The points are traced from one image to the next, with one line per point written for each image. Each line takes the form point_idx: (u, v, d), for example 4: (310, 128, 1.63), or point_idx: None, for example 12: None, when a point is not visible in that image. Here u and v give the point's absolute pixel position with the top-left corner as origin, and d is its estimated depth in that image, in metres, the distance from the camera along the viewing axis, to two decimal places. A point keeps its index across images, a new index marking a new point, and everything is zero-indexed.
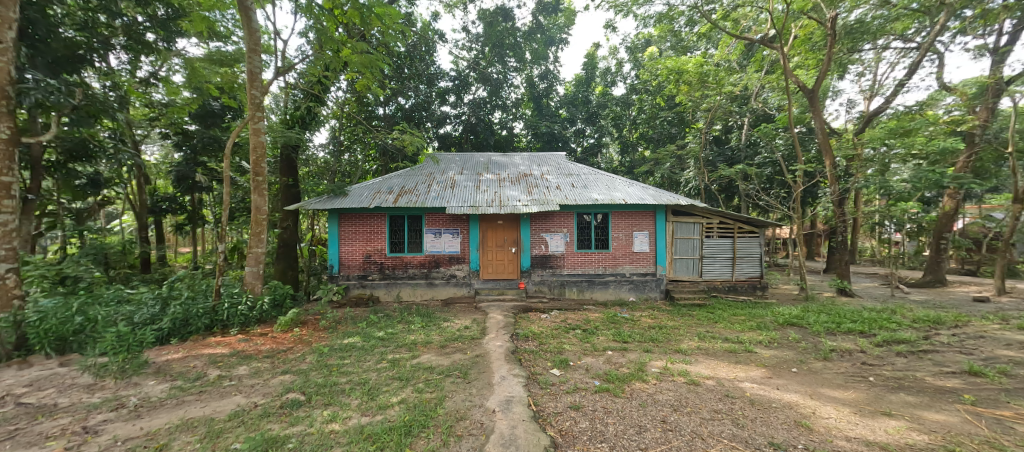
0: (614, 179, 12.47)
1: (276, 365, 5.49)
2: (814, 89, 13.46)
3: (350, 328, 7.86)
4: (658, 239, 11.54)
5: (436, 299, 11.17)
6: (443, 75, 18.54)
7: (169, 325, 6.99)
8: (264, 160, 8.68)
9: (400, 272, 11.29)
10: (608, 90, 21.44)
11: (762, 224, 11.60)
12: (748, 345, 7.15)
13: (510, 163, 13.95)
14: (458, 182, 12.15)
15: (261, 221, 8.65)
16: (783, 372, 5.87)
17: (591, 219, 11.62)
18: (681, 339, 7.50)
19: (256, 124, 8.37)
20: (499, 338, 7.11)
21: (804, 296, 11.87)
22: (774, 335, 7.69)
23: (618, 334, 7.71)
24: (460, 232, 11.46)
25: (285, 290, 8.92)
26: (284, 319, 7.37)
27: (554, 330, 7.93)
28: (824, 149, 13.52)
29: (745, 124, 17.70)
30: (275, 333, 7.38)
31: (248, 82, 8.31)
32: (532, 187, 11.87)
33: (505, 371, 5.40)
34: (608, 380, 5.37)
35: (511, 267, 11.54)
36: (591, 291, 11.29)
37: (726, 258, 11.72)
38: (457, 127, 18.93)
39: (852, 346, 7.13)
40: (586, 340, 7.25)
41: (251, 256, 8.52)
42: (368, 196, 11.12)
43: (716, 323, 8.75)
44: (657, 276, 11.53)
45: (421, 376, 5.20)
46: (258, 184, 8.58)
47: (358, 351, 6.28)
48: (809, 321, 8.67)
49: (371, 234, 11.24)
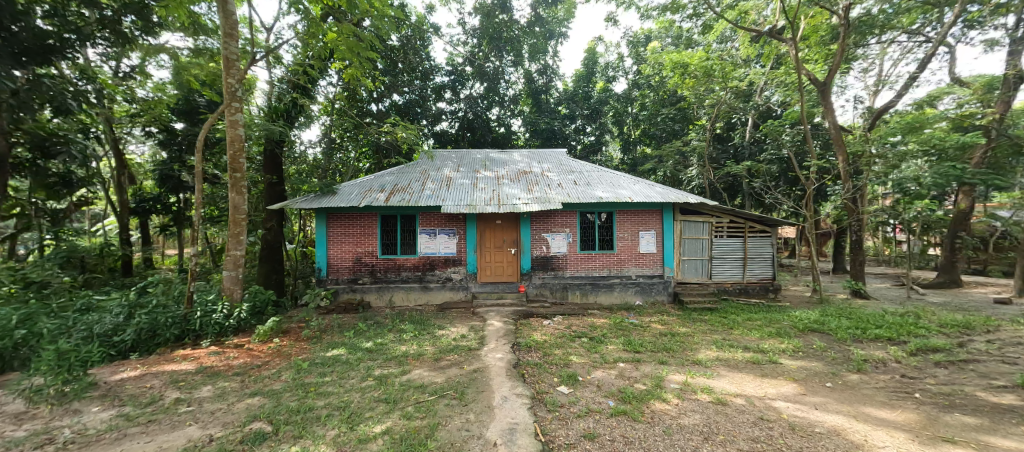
0: (619, 176, 11.85)
1: (245, 385, 4.82)
2: (826, 83, 12.86)
3: (336, 338, 7.20)
4: (665, 239, 10.93)
5: (431, 304, 10.51)
6: (439, 70, 17.88)
7: (133, 336, 6.33)
8: (243, 155, 7.98)
9: (393, 275, 10.62)
10: (609, 86, 20.85)
11: (775, 223, 11.02)
12: (771, 355, 6.54)
13: (509, 159, 13.31)
14: (454, 180, 11.49)
15: (241, 221, 8.01)
16: (817, 388, 5.26)
17: (595, 218, 11.00)
18: (697, 348, 6.90)
19: (232, 115, 7.70)
20: (499, 349, 6.47)
21: (818, 299, 11.31)
22: (797, 343, 7.12)
23: (629, 343, 7.10)
24: (456, 233, 10.81)
25: (267, 296, 8.26)
26: (262, 329, 6.68)
27: (558, 338, 7.31)
28: (837, 145, 12.97)
29: (751, 120, 17.18)
30: (251, 344, 6.70)
31: (224, 71, 7.64)
32: (532, 185, 11.23)
33: (507, 390, 4.77)
34: (623, 400, 4.74)
35: (511, 270, 10.91)
36: (595, 295, 10.67)
37: (736, 259, 11.15)
38: (454, 124, 18.45)
39: (884, 355, 6.53)
40: (594, 351, 6.63)
41: (229, 260, 7.88)
42: (358, 195, 10.44)
43: (732, 329, 8.14)
44: (664, 278, 10.93)
45: (411, 397, 4.56)
46: (237, 181, 7.93)
47: (342, 366, 5.62)
48: (832, 326, 8.08)
49: (362, 235, 10.57)
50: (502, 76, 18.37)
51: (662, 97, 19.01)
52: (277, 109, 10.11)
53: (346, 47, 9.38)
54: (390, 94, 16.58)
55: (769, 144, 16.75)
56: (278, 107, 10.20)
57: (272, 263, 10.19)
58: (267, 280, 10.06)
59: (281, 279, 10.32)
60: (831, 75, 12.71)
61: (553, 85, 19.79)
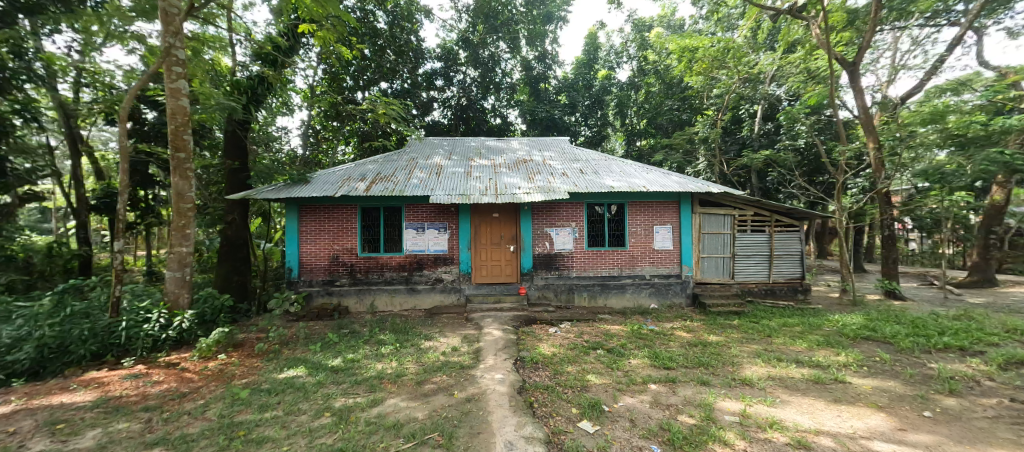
0: (629, 165, 10.60)
1: (149, 429, 3.53)
2: (855, 62, 11.66)
3: (298, 354, 5.87)
4: (683, 235, 9.71)
5: (418, 309, 9.22)
6: (430, 56, 16.58)
7: (30, 356, 5.07)
8: (187, 132, 6.64)
9: (375, 276, 9.30)
10: (611, 74, 19.63)
11: (804, 216, 9.87)
12: (831, 371, 5.34)
13: (507, 147, 12.04)
14: (445, 168, 10.20)
15: (187, 211, 6.71)
16: (912, 419, 4.08)
17: (603, 210, 9.73)
18: (738, 361, 5.67)
19: (173, 83, 6.38)
20: (500, 366, 5.19)
21: (852, 300, 10.16)
22: (856, 355, 5.94)
23: (657, 356, 5.87)
24: (448, 228, 9.51)
25: (220, 302, 6.94)
26: (203, 343, 5.39)
27: (570, 351, 6.06)
28: (867, 129, 11.84)
29: (760, 111, 16.05)
30: (188, 363, 5.39)
31: (160, 24, 6.29)
32: (533, 174, 9.97)
33: (513, 432, 3.52)
34: (669, 444, 3.52)
35: (510, 270, 9.64)
36: (605, 297, 9.47)
37: (762, 257, 9.96)
38: (446, 113, 17.25)
39: (971, 370, 5.35)
40: (615, 368, 5.40)
41: (172, 258, 6.61)
42: (335, 184, 9.12)
43: (771, 337, 6.93)
44: (682, 278, 9.71)
45: (378, 446, 3.30)
46: (180, 163, 6.60)
47: (295, 393, 4.31)
48: (888, 333, 6.92)
49: (339, 231, 9.25)
50: (497, 62, 17.09)
51: (669, 84, 17.82)
52: (240, 82, 8.68)
53: (312, 6, 7.97)
54: (379, 82, 15.40)
55: (783, 134, 15.64)
56: (240, 82, 8.64)
57: (233, 262, 8.71)
58: (227, 282, 8.57)
59: (244, 280, 8.81)
60: (861, 53, 11.48)
61: (552, 72, 18.51)
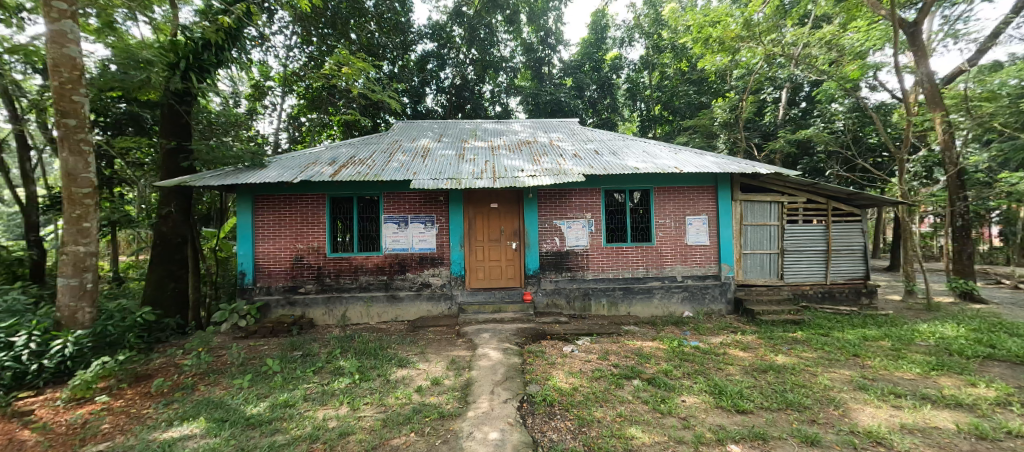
0: (653, 144, 8.87)
1: None
2: (916, 23, 9.79)
3: (216, 392, 4.22)
4: (722, 227, 7.98)
5: (401, 321, 7.57)
6: (419, 36, 14.98)
7: None
8: (81, 92, 5.00)
9: (348, 281, 7.62)
10: (620, 56, 18.04)
11: (868, 202, 8.14)
12: (990, 418, 3.60)
13: (507, 129, 10.37)
14: (433, 150, 8.53)
15: (84, 199, 5.02)
16: None
17: (624, 198, 8.07)
18: (839, 398, 3.97)
19: (54, 23, 4.76)
20: (502, 413, 3.52)
21: (930, 304, 8.38)
22: (1007, 387, 4.18)
23: (720, 389, 4.16)
24: (436, 221, 7.81)
25: (133, 317, 5.29)
26: (71, 382, 3.81)
27: (596, 383, 4.37)
28: (930, 98, 9.44)
29: (785, 94, 14.32)
30: (49, 410, 3.79)
31: None
32: (538, 155, 8.28)
33: None
34: None
35: (512, 272, 7.94)
36: (628, 304, 7.81)
37: (816, 253, 8.22)
38: (440, 100, 15.62)
39: None
40: (666, 412, 3.71)
41: (64, 260, 4.96)
42: (296, 168, 7.46)
43: (861, 358, 5.19)
44: (722, 280, 7.98)
45: None
46: (69, 133, 4.93)
47: None
48: (1015, 350, 5.22)
49: (304, 227, 7.59)
50: (495, 42, 15.48)
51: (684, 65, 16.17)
52: (178, 42, 6.87)
53: None
54: None
55: (816, 116, 13.88)
56: (178, 41, 6.87)
57: (169, 265, 7.05)
58: (161, 291, 6.92)
59: (183, 288, 7.16)
60: (923, 12, 9.60)
61: (556, 55, 16.99)
